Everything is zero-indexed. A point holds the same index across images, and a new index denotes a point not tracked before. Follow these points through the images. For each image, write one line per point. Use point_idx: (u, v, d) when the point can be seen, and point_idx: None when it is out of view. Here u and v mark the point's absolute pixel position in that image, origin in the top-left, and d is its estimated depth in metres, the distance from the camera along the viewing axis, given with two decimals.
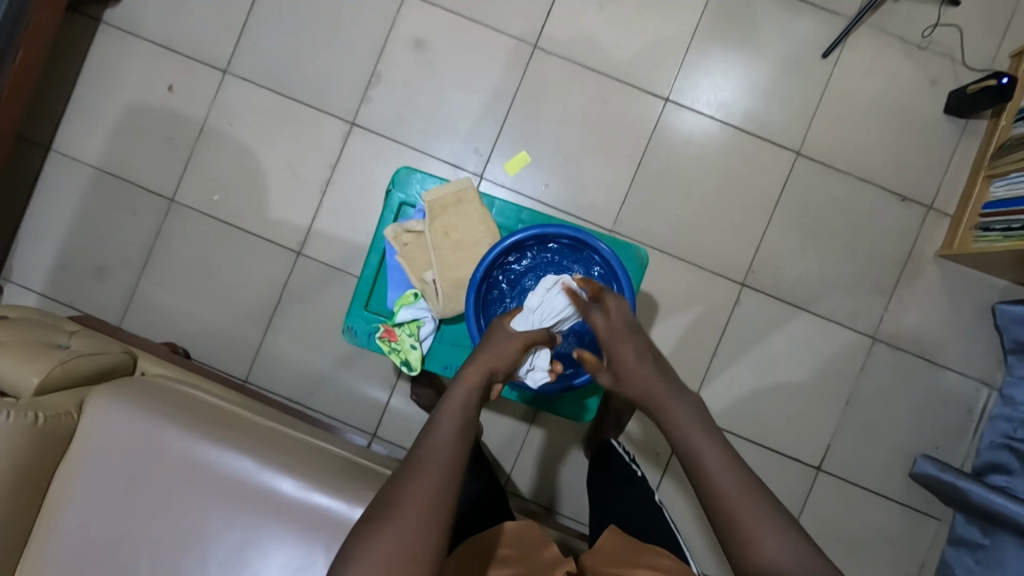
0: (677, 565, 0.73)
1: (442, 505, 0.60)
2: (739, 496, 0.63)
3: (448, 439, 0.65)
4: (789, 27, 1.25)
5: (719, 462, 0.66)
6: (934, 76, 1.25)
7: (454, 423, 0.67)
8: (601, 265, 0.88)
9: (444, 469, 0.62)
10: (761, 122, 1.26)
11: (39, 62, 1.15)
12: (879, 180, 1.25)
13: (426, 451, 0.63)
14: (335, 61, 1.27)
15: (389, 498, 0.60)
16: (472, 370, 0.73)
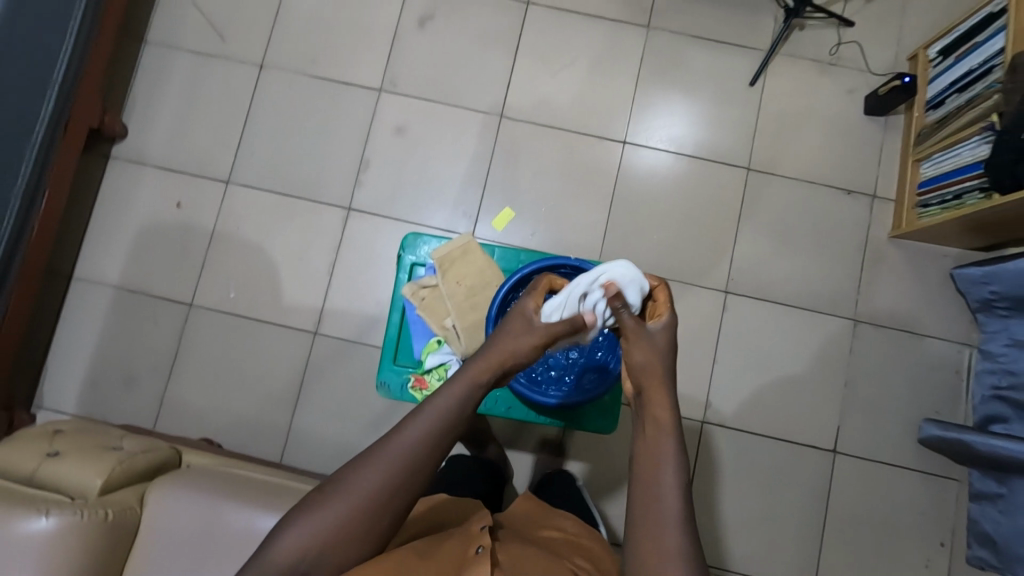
0: (583, 531, 0.87)
1: (382, 496, 0.68)
2: (665, 518, 0.66)
3: (418, 441, 0.70)
4: (717, 65, 1.44)
5: (668, 482, 0.68)
6: (849, 86, 1.43)
7: (431, 426, 0.70)
8: None
9: (400, 477, 0.69)
10: (710, 148, 1.41)
11: (62, 200, 1.27)
12: (825, 180, 1.41)
13: (392, 452, 0.69)
14: (326, 156, 1.41)
15: (347, 484, 0.69)
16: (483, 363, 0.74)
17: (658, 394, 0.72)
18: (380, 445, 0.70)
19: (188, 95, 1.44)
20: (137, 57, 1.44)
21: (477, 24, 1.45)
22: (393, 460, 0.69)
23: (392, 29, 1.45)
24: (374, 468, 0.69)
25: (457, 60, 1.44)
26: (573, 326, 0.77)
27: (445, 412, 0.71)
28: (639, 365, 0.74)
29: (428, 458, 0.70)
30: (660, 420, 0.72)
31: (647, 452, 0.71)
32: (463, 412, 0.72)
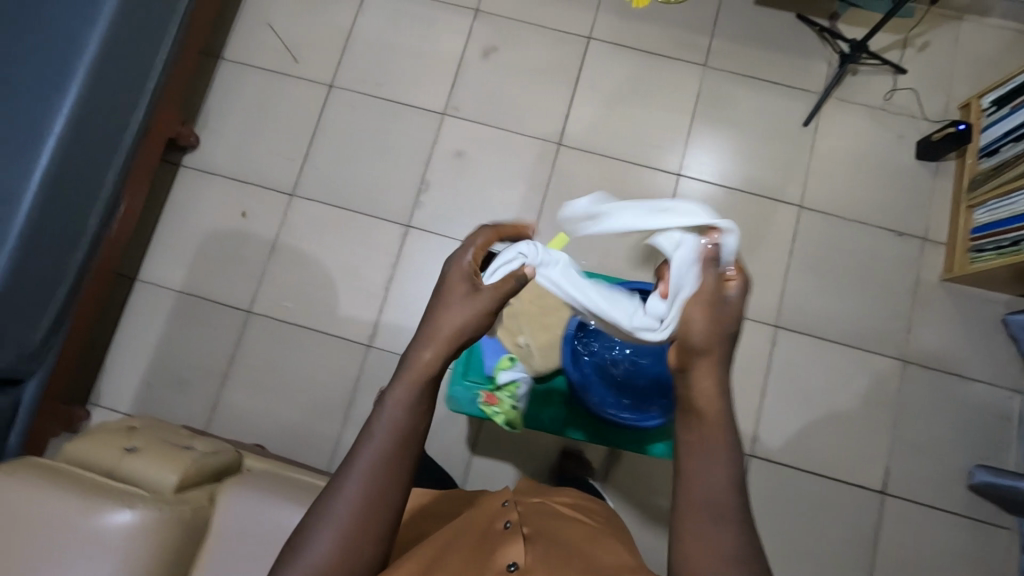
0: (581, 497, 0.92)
1: (349, 535, 0.60)
2: (710, 505, 0.58)
3: (372, 464, 0.62)
4: (771, 106, 1.48)
5: (710, 468, 0.60)
6: (900, 131, 1.46)
7: (382, 444, 0.63)
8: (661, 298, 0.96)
9: (364, 517, 0.61)
10: (762, 184, 1.44)
11: (138, 205, 1.32)
12: (876, 221, 1.42)
13: (349, 492, 0.61)
14: (387, 174, 1.46)
15: (305, 542, 0.60)
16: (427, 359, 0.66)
17: (708, 369, 0.64)
18: (334, 487, 0.62)
19: (259, 110, 1.49)
20: (213, 71, 1.50)
21: (538, 56, 1.50)
22: (351, 500, 0.61)
23: (457, 57, 1.50)
24: (336, 508, 0.61)
25: (517, 89, 1.49)
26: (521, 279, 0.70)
27: (398, 424, 0.64)
28: (695, 342, 0.65)
29: (391, 475, 0.63)
30: (711, 416, 0.62)
31: (697, 456, 0.61)
32: (416, 422, 0.65)
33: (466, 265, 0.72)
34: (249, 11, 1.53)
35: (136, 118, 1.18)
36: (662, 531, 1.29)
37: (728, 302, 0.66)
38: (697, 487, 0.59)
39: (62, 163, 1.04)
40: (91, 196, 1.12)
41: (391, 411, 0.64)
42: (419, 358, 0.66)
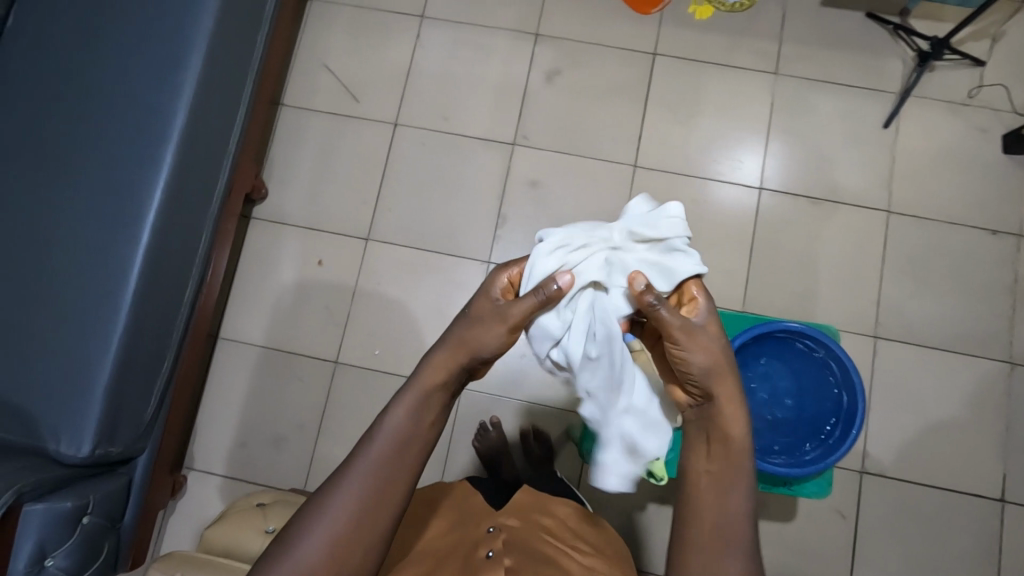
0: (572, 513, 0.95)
1: (357, 516, 0.66)
2: (721, 519, 0.68)
3: (384, 453, 0.68)
4: (848, 110, 1.44)
5: (723, 487, 0.69)
6: (984, 126, 1.42)
7: (392, 436, 0.68)
8: (804, 340, 0.96)
9: (356, 519, 0.66)
10: (846, 191, 1.41)
11: (223, 262, 1.30)
12: (969, 219, 1.39)
13: (349, 489, 0.66)
14: (463, 210, 1.43)
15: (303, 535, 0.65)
16: (441, 360, 0.71)
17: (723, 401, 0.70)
18: (334, 480, 0.67)
19: (325, 154, 1.47)
20: (275, 119, 1.48)
21: (604, 76, 1.47)
22: (348, 498, 0.66)
23: (521, 84, 1.47)
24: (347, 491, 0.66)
25: (586, 112, 1.46)
26: (544, 297, 0.68)
27: (408, 415, 0.69)
28: (704, 373, 0.69)
29: (399, 465, 0.68)
30: (733, 440, 0.70)
31: (719, 486, 0.69)
32: (419, 432, 0.69)
33: (496, 292, 0.73)
34: (305, 54, 1.51)
35: (223, 178, 1.14)
36: (780, 556, 1.27)
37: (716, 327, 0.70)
38: (712, 512, 0.68)
39: (163, 237, 1.02)
40: (188, 264, 1.09)
41: (396, 415, 0.69)
42: (431, 366, 0.71)
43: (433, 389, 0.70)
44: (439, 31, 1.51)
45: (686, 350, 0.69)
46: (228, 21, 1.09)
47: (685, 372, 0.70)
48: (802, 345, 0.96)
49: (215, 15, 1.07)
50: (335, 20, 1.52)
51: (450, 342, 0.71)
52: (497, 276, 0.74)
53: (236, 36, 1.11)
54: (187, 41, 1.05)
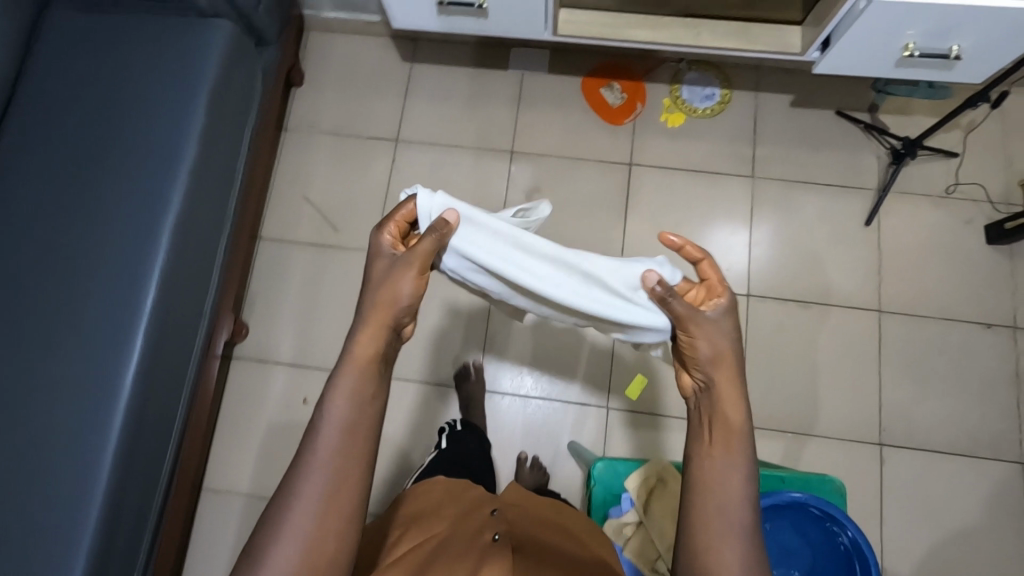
0: (566, 509, 0.94)
1: (332, 494, 0.66)
2: (729, 508, 0.68)
3: (338, 428, 0.68)
4: (828, 208, 1.44)
5: (730, 473, 0.69)
6: (967, 217, 1.42)
7: (344, 414, 0.69)
8: (815, 504, 0.88)
9: (329, 506, 0.65)
10: (835, 293, 1.39)
11: (206, 411, 1.31)
12: (961, 314, 1.37)
13: (314, 476, 0.66)
14: (451, 338, 1.42)
15: (277, 532, 0.64)
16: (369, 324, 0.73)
17: (727, 388, 0.73)
18: (298, 469, 0.67)
19: (307, 285, 1.45)
20: (254, 254, 1.47)
21: (583, 190, 1.47)
22: (316, 484, 0.66)
23: (501, 202, 1.47)
24: (314, 478, 0.66)
25: (568, 227, 1.45)
26: (437, 237, 0.74)
27: (353, 391, 0.70)
28: (707, 358, 0.73)
29: (358, 438, 0.69)
30: (730, 420, 0.71)
31: (720, 461, 0.70)
32: (365, 406, 0.70)
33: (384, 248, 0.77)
34: (282, 184, 1.51)
35: (199, 339, 1.21)
36: None
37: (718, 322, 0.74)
38: (710, 490, 0.69)
39: (138, 420, 1.05)
40: (169, 431, 1.14)
41: (339, 400, 0.69)
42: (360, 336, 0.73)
43: (369, 362, 0.71)
44: (415, 154, 1.51)
45: (693, 336, 0.73)
46: (196, 194, 1.14)
47: (691, 358, 0.74)
48: (815, 507, 0.88)
49: (184, 192, 1.11)
50: (311, 149, 1.53)
51: (368, 318, 0.73)
52: (382, 239, 0.78)
53: (202, 205, 1.16)
54: (157, 220, 1.09)
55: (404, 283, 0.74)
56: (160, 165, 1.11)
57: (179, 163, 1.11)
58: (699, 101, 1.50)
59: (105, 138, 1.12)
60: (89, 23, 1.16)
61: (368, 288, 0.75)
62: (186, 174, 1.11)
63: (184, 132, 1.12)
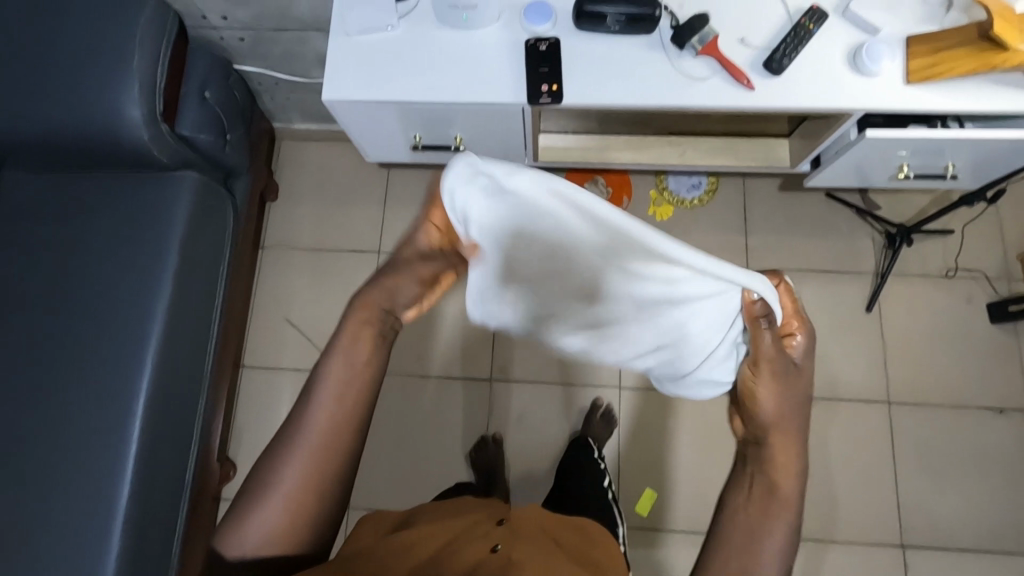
0: (590, 529, 0.84)
1: (318, 477, 0.62)
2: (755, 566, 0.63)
3: (326, 407, 0.63)
4: (827, 296, 1.40)
5: (769, 540, 0.64)
6: (968, 295, 1.38)
7: (334, 391, 0.64)
8: None
9: (303, 485, 0.61)
10: (842, 386, 1.35)
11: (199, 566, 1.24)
12: (972, 399, 1.33)
13: (297, 446, 0.62)
14: (451, 459, 1.37)
15: (254, 495, 0.61)
16: (369, 311, 0.67)
17: (784, 458, 0.67)
18: (284, 443, 0.63)
19: None
20: (240, 385, 1.41)
21: None
22: (296, 456, 0.62)
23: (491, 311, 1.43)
24: (297, 459, 0.62)
25: None
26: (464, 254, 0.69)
27: (348, 365, 0.65)
28: (767, 419, 0.68)
29: (347, 424, 0.64)
30: (784, 494, 0.66)
31: (765, 508, 0.65)
32: (356, 385, 0.65)
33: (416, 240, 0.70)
34: (264, 307, 1.45)
35: (184, 501, 1.11)
36: None
37: (793, 374, 0.68)
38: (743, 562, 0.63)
39: None
40: None
41: (330, 374, 0.64)
42: (361, 317, 0.67)
43: (365, 338, 0.66)
44: None
45: (761, 394, 0.68)
46: (171, 365, 1.06)
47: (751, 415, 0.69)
48: None
49: (155, 367, 1.03)
50: (291, 267, 1.47)
51: (370, 294, 0.68)
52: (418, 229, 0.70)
53: (179, 372, 1.08)
54: (129, 403, 1.01)
55: (415, 283, 0.69)
56: (126, 339, 1.03)
57: (148, 336, 1.03)
58: (686, 191, 1.46)
59: (69, 313, 1.04)
60: (49, 185, 1.10)
61: (385, 273, 0.69)
62: (158, 347, 1.03)
63: (152, 301, 1.04)
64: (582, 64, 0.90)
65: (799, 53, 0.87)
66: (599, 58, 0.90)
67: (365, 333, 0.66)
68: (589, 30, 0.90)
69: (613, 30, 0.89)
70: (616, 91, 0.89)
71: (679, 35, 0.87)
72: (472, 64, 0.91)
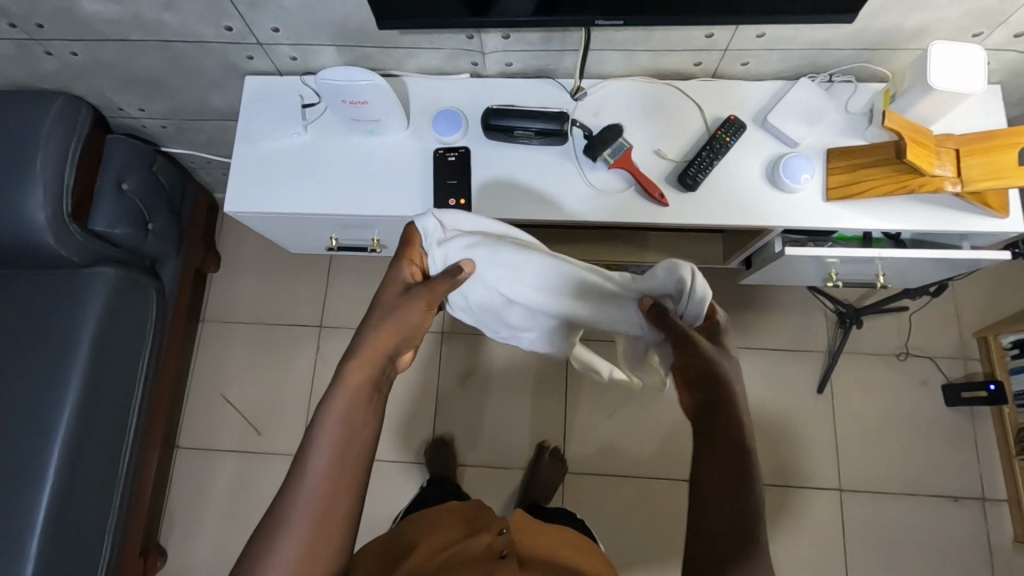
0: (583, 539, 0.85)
1: (326, 539, 0.51)
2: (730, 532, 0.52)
3: (331, 451, 0.54)
4: (777, 377, 1.36)
5: (729, 500, 0.53)
6: (922, 377, 1.34)
7: (339, 432, 0.54)
8: None
9: (310, 557, 0.50)
10: (790, 472, 1.31)
11: None
12: (925, 486, 1.29)
13: (298, 508, 0.51)
14: None
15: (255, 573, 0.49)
16: (372, 346, 0.59)
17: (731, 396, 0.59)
18: (281, 509, 0.51)
19: (230, 498, 1.35)
20: (172, 466, 1.37)
21: (520, 373, 1.40)
22: (299, 528, 0.51)
23: (435, 389, 1.40)
24: (298, 520, 0.51)
25: (508, 414, 1.38)
26: (454, 277, 0.63)
27: (356, 401, 0.56)
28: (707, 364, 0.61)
29: (356, 472, 0.54)
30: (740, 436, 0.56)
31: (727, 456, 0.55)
32: (363, 428, 0.56)
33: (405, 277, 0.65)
34: (201, 384, 1.42)
35: None
36: None
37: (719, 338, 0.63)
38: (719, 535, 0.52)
39: None
40: None
41: (331, 418, 0.55)
42: (362, 352, 0.58)
43: (367, 392, 0.57)
44: (341, 342, 1.42)
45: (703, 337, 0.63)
46: (75, 470, 1.01)
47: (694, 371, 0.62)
48: None
49: (57, 476, 0.98)
50: (231, 341, 1.44)
51: (367, 341, 0.59)
52: (401, 269, 0.65)
53: (87, 476, 1.04)
54: (26, 515, 0.96)
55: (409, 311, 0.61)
56: (27, 448, 0.99)
57: (51, 443, 0.99)
58: None
59: None
60: None
61: (380, 308, 0.62)
62: (60, 457, 0.99)
63: (57, 407, 1.00)
64: (491, 175, 0.87)
65: (714, 168, 0.84)
66: (508, 169, 0.87)
67: (367, 383, 0.57)
68: (500, 141, 0.87)
69: (522, 142, 0.86)
70: (525, 204, 0.85)
71: (590, 149, 0.84)
72: (380, 173, 0.88)
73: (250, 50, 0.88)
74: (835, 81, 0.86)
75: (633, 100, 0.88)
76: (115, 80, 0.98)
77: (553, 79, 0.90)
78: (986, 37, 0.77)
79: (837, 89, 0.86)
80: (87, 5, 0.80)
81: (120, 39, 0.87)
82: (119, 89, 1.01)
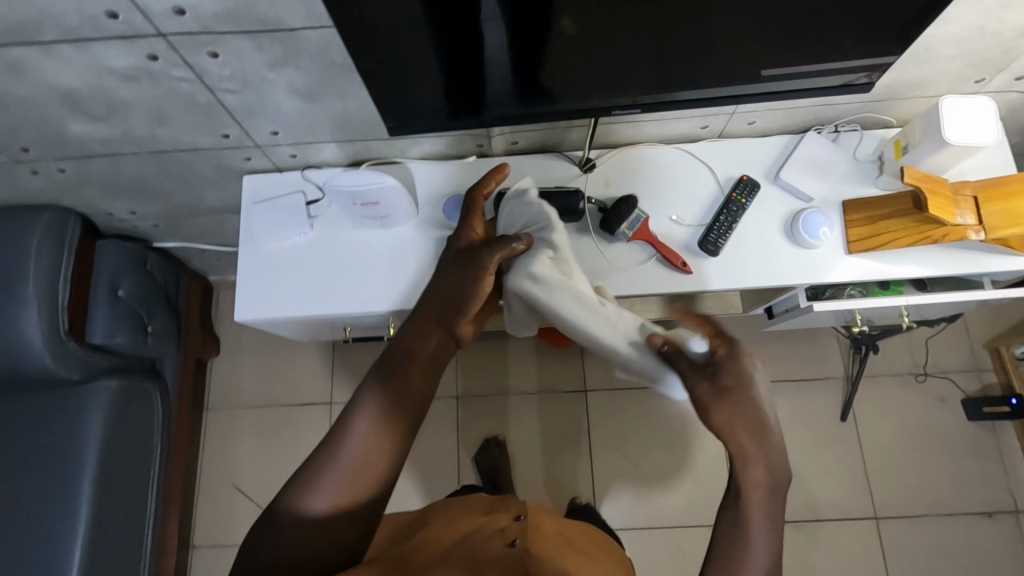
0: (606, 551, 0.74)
1: (366, 467, 0.58)
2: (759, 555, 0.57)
3: (387, 391, 0.61)
4: (798, 410, 1.35)
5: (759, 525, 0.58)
6: (940, 395, 1.34)
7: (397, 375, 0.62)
8: None
9: (349, 479, 0.57)
10: (824, 506, 1.29)
11: None
12: (959, 506, 1.28)
13: (351, 433, 0.58)
14: None
15: (297, 496, 0.56)
16: (437, 297, 0.67)
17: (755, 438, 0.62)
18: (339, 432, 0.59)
19: None
20: (189, 567, 1.30)
21: (539, 430, 1.37)
22: (345, 454, 0.57)
23: (454, 458, 1.36)
24: (349, 441, 0.58)
25: (532, 477, 1.33)
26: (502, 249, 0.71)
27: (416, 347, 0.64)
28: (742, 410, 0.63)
29: (402, 417, 0.60)
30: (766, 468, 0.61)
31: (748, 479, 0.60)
32: (416, 380, 0.62)
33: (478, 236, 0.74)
34: (211, 477, 1.36)
35: None
36: None
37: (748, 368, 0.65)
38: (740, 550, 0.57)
39: None
40: None
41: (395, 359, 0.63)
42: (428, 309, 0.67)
43: (424, 345, 0.64)
44: None
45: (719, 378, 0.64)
46: None
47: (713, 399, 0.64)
48: None
49: None
50: (238, 429, 1.39)
51: (437, 296, 0.67)
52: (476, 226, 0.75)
53: None
54: None
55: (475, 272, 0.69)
56: None
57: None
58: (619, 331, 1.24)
59: None
60: None
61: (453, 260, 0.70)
62: None
63: (67, 537, 0.94)
64: None
65: (732, 231, 0.83)
66: None
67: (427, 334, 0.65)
68: None
69: None
70: None
71: (607, 223, 0.82)
72: (392, 264, 0.86)
73: (247, 152, 0.85)
74: (841, 131, 0.87)
75: (642, 168, 0.87)
76: (104, 189, 0.94)
77: (559, 152, 0.89)
78: (987, 82, 0.78)
79: (845, 138, 0.87)
80: (76, 127, 0.76)
81: (110, 154, 0.83)
82: (109, 197, 0.97)
